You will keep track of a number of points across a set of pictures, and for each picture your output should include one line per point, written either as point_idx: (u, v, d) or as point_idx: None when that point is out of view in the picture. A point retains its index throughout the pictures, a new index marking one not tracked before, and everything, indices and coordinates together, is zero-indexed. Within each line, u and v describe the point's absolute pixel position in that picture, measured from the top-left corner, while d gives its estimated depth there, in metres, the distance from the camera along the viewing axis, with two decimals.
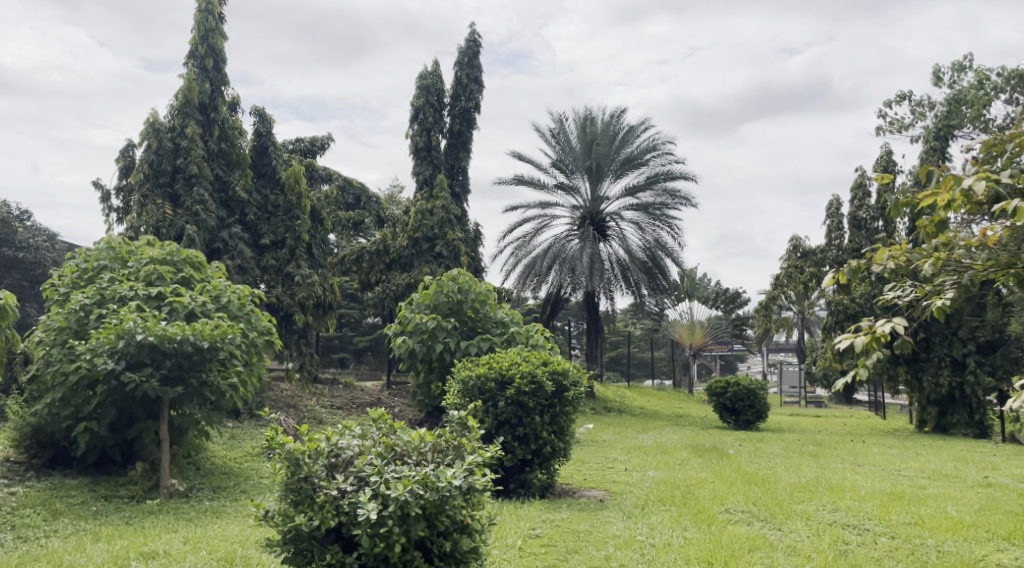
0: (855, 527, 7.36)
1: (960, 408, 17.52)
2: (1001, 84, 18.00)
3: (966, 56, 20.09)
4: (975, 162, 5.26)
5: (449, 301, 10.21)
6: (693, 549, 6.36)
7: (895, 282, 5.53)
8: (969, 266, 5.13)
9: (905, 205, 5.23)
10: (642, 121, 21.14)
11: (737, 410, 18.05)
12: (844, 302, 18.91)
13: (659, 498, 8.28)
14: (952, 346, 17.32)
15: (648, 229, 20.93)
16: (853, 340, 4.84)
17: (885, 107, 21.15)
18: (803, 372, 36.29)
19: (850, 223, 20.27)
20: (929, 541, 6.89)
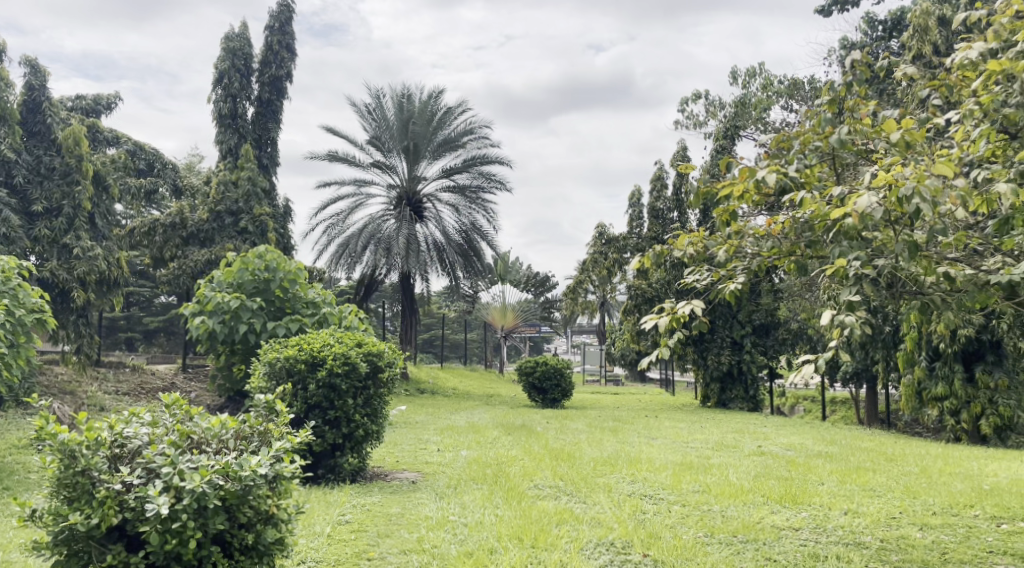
0: (651, 497, 7.74)
1: (737, 383, 18.93)
2: (781, 91, 19.63)
3: (756, 63, 21.67)
4: (766, 158, 5.74)
5: (254, 280, 9.61)
6: (504, 526, 6.40)
7: (693, 267, 5.88)
8: (756, 253, 5.58)
9: (706, 192, 5.54)
10: (460, 103, 21.14)
11: (544, 389, 18.58)
12: (642, 287, 19.81)
13: (471, 477, 8.31)
14: (733, 328, 18.78)
15: (464, 212, 20.98)
16: (657, 321, 5.08)
17: (683, 104, 22.44)
18: (604, 353, 38.13)
19: (650, 213, 21.32)
20: (715, 507, 7.37)
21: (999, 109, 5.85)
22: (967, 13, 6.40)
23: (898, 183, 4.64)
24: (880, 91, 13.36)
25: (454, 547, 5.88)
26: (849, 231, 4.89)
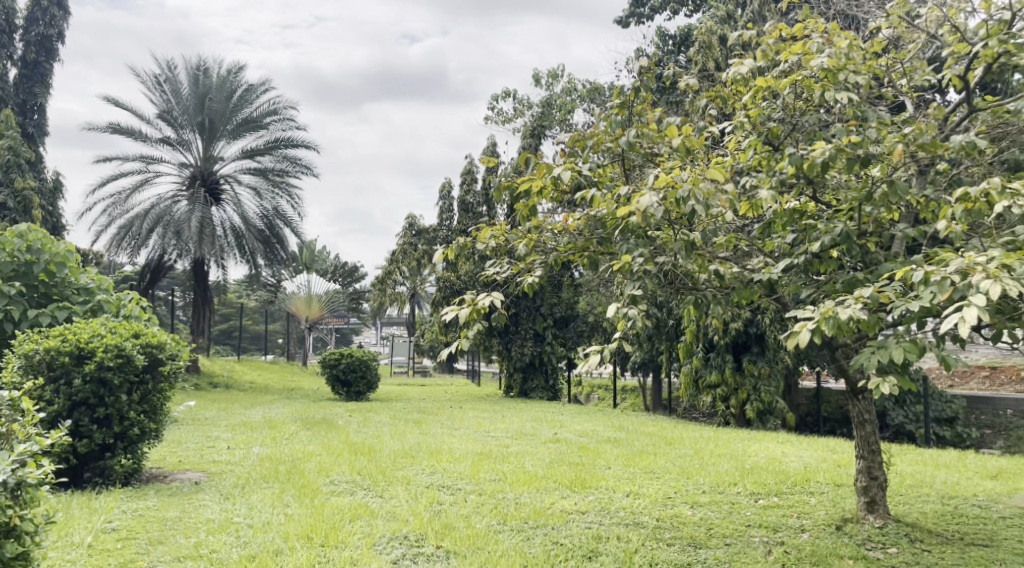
0: (449, 487, 7.77)
1: (538, 373, 19.52)
2: (584, 94, 20.40)
3: (560, 65, 22.38)
4: (562, 155, 5.91)
5: (13, 262, 8.55)
6: (293, 525, 6.15)
7: (496, 259, 5.96)
8: (554, 248, 5.75)
9: (508, 186, 5.60)
10: (262, 81, 20.18)
11: (349, 382, 18.18)
12: (450, 279, 19.88)
13: (261, 475, 7.92)
14: (535, 320, 19.30)
15: (266, 196, 20.05)
16: (458, 313, 5.11)
17: (492, 100, 22.73)
18: (412, 345, 38.03)
19: (459, 206, 21.44)
20: (509, 495, 7.51)
21: (765, 122, 6.41)
22: (740, 33, 6.97)
23: (677, 185, 4.92)
24: (668, 99, 14.25)
25: (235, 551, 5.57)
26: (635, 229, 5.15)
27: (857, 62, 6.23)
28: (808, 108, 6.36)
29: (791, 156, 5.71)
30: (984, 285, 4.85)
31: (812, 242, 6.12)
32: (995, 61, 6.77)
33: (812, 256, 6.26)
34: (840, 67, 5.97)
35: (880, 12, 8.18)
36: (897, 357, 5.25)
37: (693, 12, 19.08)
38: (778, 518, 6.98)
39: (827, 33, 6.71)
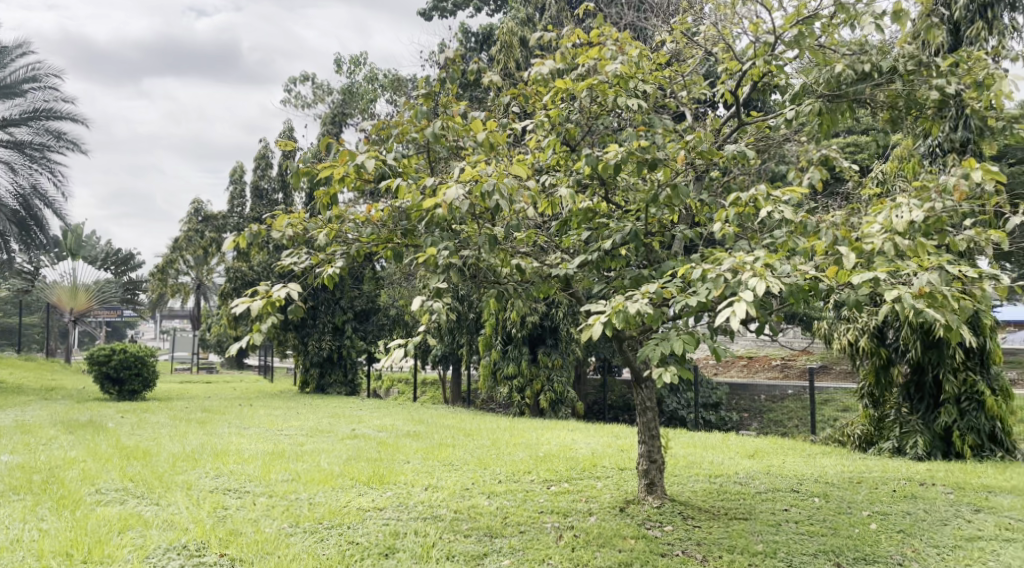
0: (235, 491, 7.37)
1: (337, 368, 19.07)
2: (386, 84, 20.14)
3: (361, 53, 21.94)
4: (365, 143, 5.78)
5: None
6: (49, 542, 5.60)
7: (293, 249, 5.73)
8: (356, 238, 5.62)
9: (307, 172, 5.39)
10: (19, 43, 18.02)
11: (121, 380, 16.74)
12: (242, 270, 18.86)
13: (12, 487, 7.08)
14: (334, 313, 18.75)
15: (23, 172, 17.95)
16: (251, 304, 4.86)
17: (290, 84, 21.84)
18: (197, 339, 35.74)
19: (251, 191, 20.39)
20: (301, 496, 7.26)
21: (563, 123, 6.66)
22: (542, 34, 7.17)
23: (482, 179, 4.99)
24: (471, 95, 14.43)
25: None
26: (440, 220, 5.16)
27: (646, 71, 6.65)
28: (602, 112, 6.68)
29: (587, 157, 5.99)
30: (752, 282, 5.35)
31: (605, 239, 6.46)
32: (762, 80, 7.49)
33: (604, 253, 6.59)
34: (631, 74, 6.35)
35: (667, 27, 8.75)
36: (677, 348, 5.67)
37: (494, 12, 19.43)
38: (569, 503, 7.29)
39: (619, 42, 7.10)
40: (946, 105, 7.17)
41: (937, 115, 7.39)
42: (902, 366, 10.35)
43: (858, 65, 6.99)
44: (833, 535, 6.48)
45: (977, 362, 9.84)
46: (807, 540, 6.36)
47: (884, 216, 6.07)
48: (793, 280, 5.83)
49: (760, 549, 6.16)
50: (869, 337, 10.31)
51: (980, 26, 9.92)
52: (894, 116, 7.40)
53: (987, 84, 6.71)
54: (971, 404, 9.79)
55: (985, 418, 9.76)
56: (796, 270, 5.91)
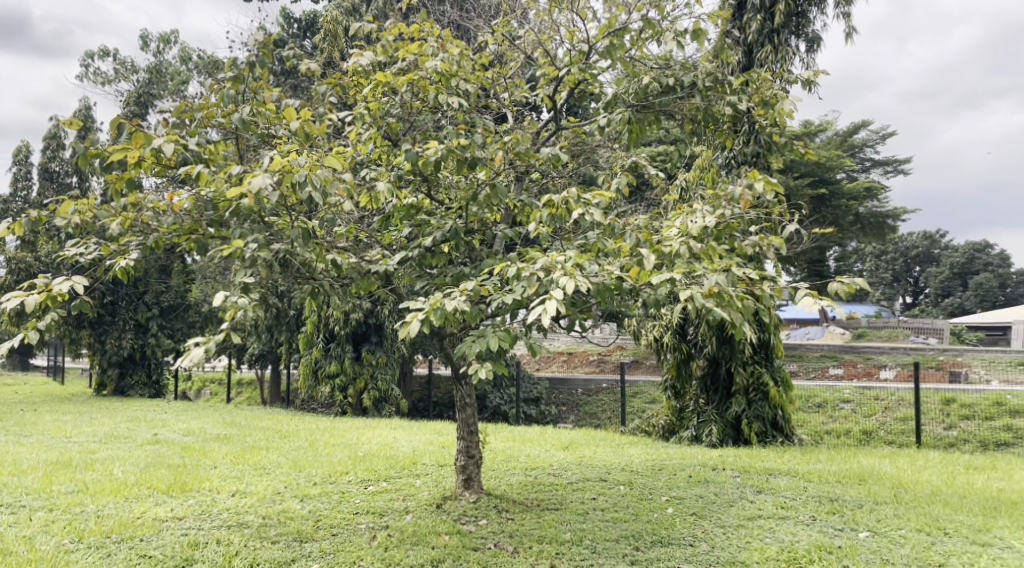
0: (9, 506, 6.71)
1: (139, 368, 17.83)
2: (198, 65, 19.06)
3: (170, 31, 20.61)
4: (166, 126, 5.43)
5: None
6: None
7: (81, 239, 5.30)
8: (156, 228, 5.29)
9: (97, 154, 4.98)
10: None
11: None
12: (27, 261, 17.14)
13: None
14: (137, 310, 17.47)
15: None
16: (27, 299, 4.45)
17: (87, 58, 20.13)
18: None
19: (40, 174, 18.63)
20: (89, 508, 6.73)
21: (384, 117, 6.59)
22: (362, 25, 7.06)
23: (293, 169, 4.85)
24: (291, 83, 13.96)
25: None
26: (248, 212, 4.97)
27: (467, 70, 6.72)
28: (423, 109, 6.69)
29: (406, 153, 5.99)
30: (562, 281, 5.57)
31: (424, 235, 6.47)
32: (577, 86, 7.79)
33: (425, 250, 6.60)
34: (451, 72, 6.40)
35: (489, 28, 8.88)
36: (493, 345, 5.80)
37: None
38: (385, 503, 7.24)
39: (441, 39, 7.12)
40: (739, 120, 7.78)
41: (731, 129, 8.00)
42: (699, 360, 11.13)
43: (663, 78, 7.48)
44: (634, 520, 6.87)
45: (762, 356, 10.81)
46: (610, 526, 6.69)
47: (682, 221, 6.52)
48: (601, 279, 6.12)
49: (567, 537, 6.41)
50: (672, 333, 11.02)
51: (768, 50, 10.89)
52: (695, 128, 7.96)
53: (773, 103, 7.35)
54: (757, 394, 10.72)
55: (768, 407, 10.71)
56: (603, 269, 6.21)
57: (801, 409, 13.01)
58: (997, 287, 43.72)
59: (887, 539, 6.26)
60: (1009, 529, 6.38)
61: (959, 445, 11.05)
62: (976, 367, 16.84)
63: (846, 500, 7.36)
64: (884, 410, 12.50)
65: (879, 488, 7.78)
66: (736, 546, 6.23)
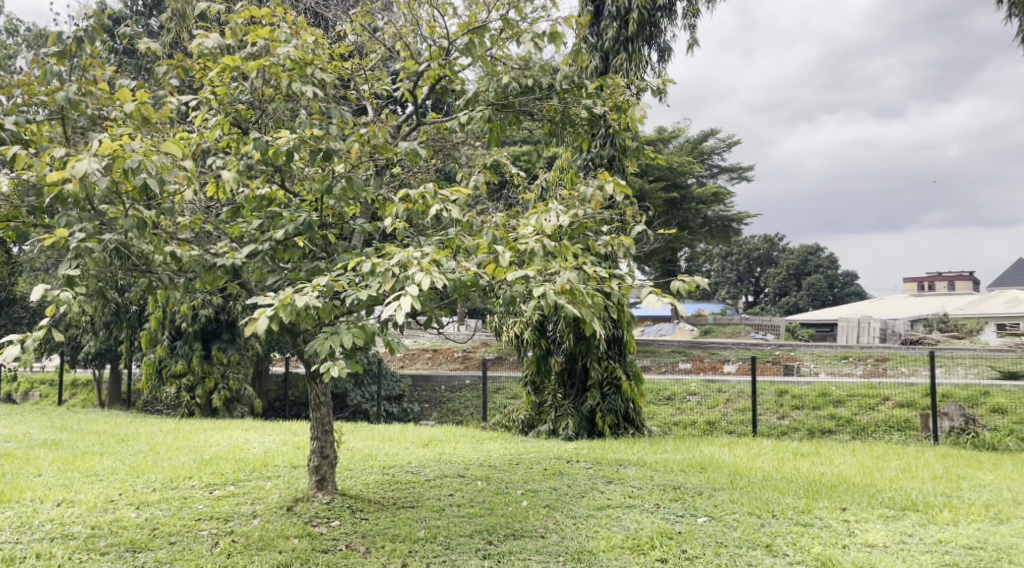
0: None
1: None
2: (26, 39, 17.59)
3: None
4: None
5: None
6: None
7: None
8: None
9: None
10: None
11: None
12: None
13: None
14: None
15: None
16: None
17: None
18: None
19: None
20: None
21: (232, 103, 6.31)
22: (210, 6, 6.71)
23: (126, 153, 4.54)
24: (133, 64, 13.15)
25: None
26: (73, 198, 4.62)
27: (322, 59, 6.53)
28: (275, 97, 6.44)
29: (255, 141, 5.75)
30: (418, 277, 5.53)
31: (275, 228, 6.24)
32: (438, 82, 7.74)
33: (276, 243, 6.37)
34: (306, 60, 6.20)
35: (347, 17, 8.69)
36: (347, 341, 5.68)
37: None
38: (231, 507, 6.93)
39: (296, 26, 6.89)
40: (595, 122, 7.97)
41: (587, 132, 8.20)
42: (557, 356, 11.34)
43: (522, 78, 7.57)
44: (489, 514, 6.92)
45: (616, 352, 11.16)
46: (464, 521, 6.71)
47: (537, 219, 6.61)
48: (457, 276, 6.11)
49: (420, 535, 6.38)
50: (531, 329, 11.15)
51: (623, 58, 11.27)
52: (553, 128, 8.10)
53: (626, 108, 7.58)
54: (611, 388, 11.07)
55: (621, 401, 11.08)
56: (460, 266, 6.21)
57: (652, 402, 13.56)
58: (826, 286, 47.29)
59: (722, 524, 6.62)
60: (829, 509, 6.91)
61: (790, 433, 11.87)
62: (807, 361, 18.13)
63: (689, 488, 7.73)
64: (726, 402, 13.22)
65: (719, 476, 8.21)
66: (585, 536, 6.40)
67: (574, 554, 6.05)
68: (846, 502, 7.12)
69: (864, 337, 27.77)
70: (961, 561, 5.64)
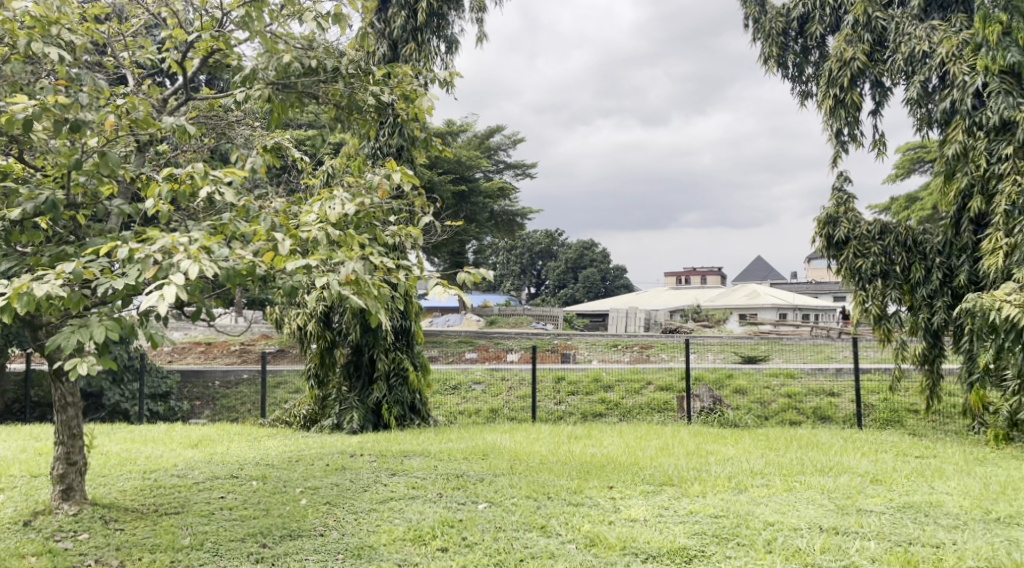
0: None
1: None
2: None
3: None
4: None
5: None
6: None
7: None
8: None
9: None
10: None
11: None
12: None
13: None
14: None
15: None
16: None
17: None
18: None
19: None
20: None
21: None
22: None
23: None
24: None
25: None
26: None
27: (71, 19, 5.81)
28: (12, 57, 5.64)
29: None
30: (184, 265, 5.09)
31: (12, 207, 5.48)
32: (212, 55, 7.20)
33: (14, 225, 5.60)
34: (51, 19, 5.48)
35: None
36: (99, 336, 5.11)
37: None
38: None
39: None
40: (382, 110, 7.75)
41: (374, 119, 7.99)
42: (343, 348, 10.98)
43: (306, 59, 7.22)
44: (264, 516, 6.55)
45: (403, 343, 11.05)
46: (237, 525, 6.31)
47: (320, 206, 6.32)
48: (230, 264, 5.69)
49: (186, 543, 5.92)
50: (316, 321, 10.64)
51: (412, 48, 11.16)
52: (337, 114, 7.81)
53: (414, 97, 7.43)
54: (397, 379, 10.94)
55: (407, 392, 11.00)
56: (233, 253, 5.80)
57: (438, 392, 13.62)
58: (599, 279, 50.26)
59: (501, 509, 6.73)
60: (598, 489, 7.25)
61: (566, 417, 12.37)
62: (582, 349, 19.08)
63: (470, 476, 7.80)
64: (508, 390, 13.56)
65: (498, 462, 8.37)
66: (365, 531, 6.24)
67: (353, 551, 5.88)
68: (613, 480, 7.52)
69: (632, 326, 29.74)
70: (707, 529, 6.08)
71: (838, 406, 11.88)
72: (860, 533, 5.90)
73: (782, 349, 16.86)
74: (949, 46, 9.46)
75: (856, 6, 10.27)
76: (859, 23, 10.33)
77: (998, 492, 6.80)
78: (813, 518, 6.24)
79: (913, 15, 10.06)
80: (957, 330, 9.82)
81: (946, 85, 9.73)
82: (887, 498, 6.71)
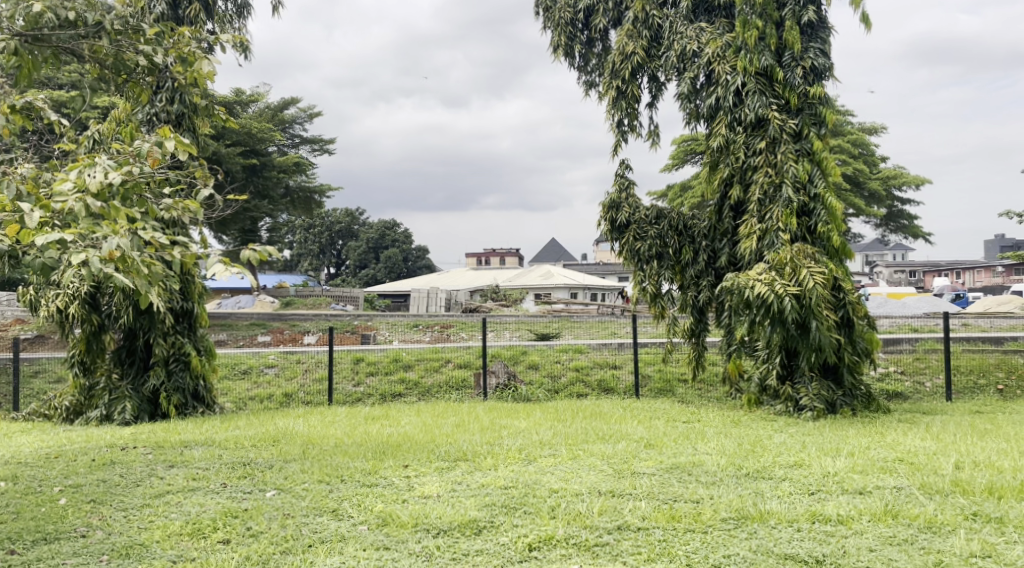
0: None
1: None
2: None
3: None
4: None
5: None
6: None
7: None
8: None
9: None
10: None
11: None
12: None
13: None
14: None
15: None
16: None
17: None
18: None
19: None
20: None
21: None
22: None
23: None
24: None
25: None
26: None
27: None
28: None
29: None
30: None
31: None
32: None
33: None
34: None
35: None
36: None
37: None
38: None
39: None
40: (157, 73, 7.13)
41: (147, 83, 7.32)
42: (114, 332, 10.08)
43: (61, 10, 6.39)
44: (14, 520, 5.90)
45: (183, 326, 10.34)
46: None
47: (77, 174, 5.70)
48: None
49: None
50: (81, 304, 9.63)
51: (196, 8, 10.38)
52: (102, 76, 7.08)
53: (193, 61, 6.89)
54: (177, 364, 10.23)
55: (189, 378, 10.33)
56: None
57: (225, 376, 12.95)
58: (400, 260, 49.91)
59: (290, 495, 6.50)
60: (393, 468, 7.20)
61: (364, 398, 12.19)
62: (382, 330, 18.88)
63: (259, 463, 7.47)
64: (303, 373, 13.13)
65: (290, 447, 8.07)
66: (136, 529, 5.79)
67: (120, 551, 5.43)
68: (408, 459, 7.51)
69: (433, 306, 29.81)
70: (496, 501, 6.23)
71: (619, 378, 12.61)
72: (634, 494, 6.28)
73: (572, 326, 17.63)
74: (714, 47, 10.21)
75: (635, 3, 10.84)
76: (638, 19, 10.92)
77: (749, 450, 7.51)
78: (594, 483, 6.57)
79: (684, 15, 10.77)
80: (719, 306, 10.73)
81: (711, 83, 10.50)
82: (658, 460, 7.21)
